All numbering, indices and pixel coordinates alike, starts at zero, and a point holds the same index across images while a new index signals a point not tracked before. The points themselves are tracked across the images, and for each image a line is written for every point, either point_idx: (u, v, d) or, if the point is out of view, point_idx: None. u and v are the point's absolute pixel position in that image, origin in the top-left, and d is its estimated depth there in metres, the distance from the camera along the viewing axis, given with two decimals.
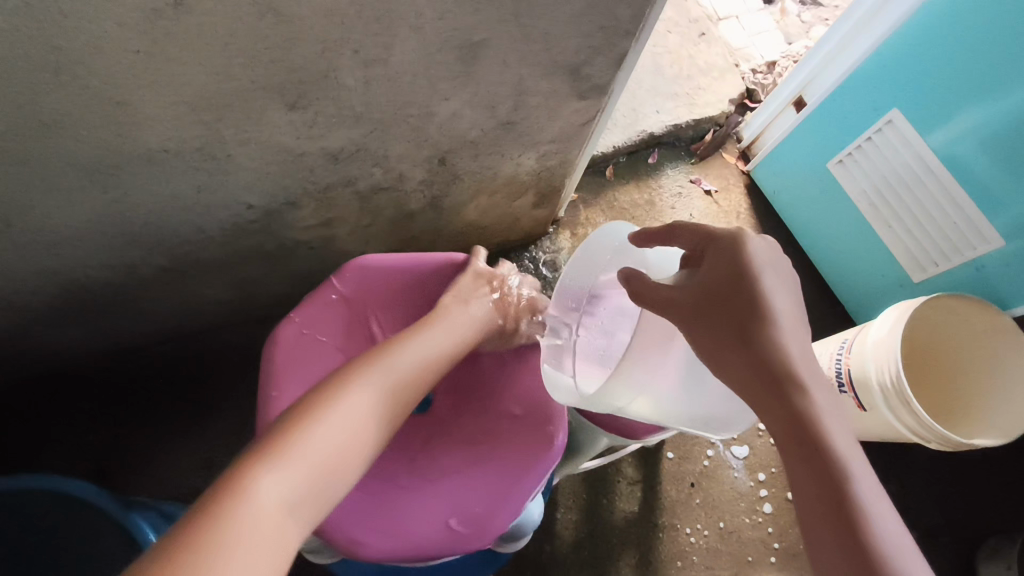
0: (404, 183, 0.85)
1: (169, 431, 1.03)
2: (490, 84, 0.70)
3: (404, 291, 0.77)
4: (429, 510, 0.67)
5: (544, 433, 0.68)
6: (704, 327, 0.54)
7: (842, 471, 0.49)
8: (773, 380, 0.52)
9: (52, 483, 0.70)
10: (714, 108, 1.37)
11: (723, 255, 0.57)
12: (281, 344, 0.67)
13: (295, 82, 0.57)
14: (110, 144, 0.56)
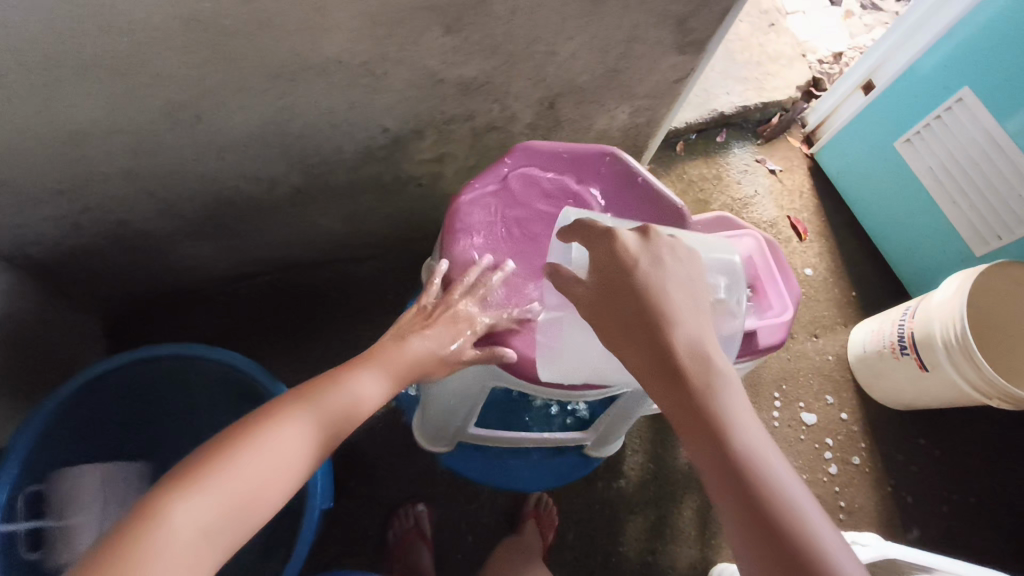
0: (514, 124, 0.94)
1: (276, 347, 1.13)
2: (608, 28, 0.79)
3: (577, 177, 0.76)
4: None
5: None
6: (604, 323, 0.58)
7: (741, 454, 0.51)
8: (671, 376, 0.54)
9: (203, 351, 0.80)
10: (782, 92, 1.44)
11: (603, 250, 0.59)
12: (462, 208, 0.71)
13: (456, 4, 0.67)
14: (300, 50, 0.67)
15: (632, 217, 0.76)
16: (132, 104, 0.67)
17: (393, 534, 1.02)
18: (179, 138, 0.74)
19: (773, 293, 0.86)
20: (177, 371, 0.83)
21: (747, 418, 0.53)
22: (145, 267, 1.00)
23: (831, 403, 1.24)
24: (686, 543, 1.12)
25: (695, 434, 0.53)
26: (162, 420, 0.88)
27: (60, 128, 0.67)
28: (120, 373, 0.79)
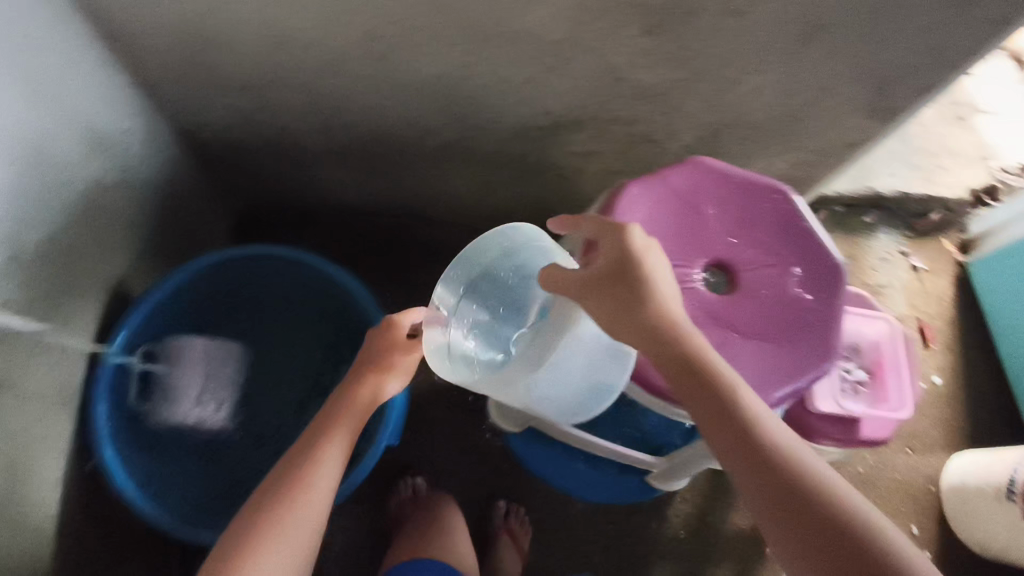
0: (672, 141, 0.93)
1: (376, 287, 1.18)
2: (803, 70, 0.77)
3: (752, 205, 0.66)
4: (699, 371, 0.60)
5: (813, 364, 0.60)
6: (606, 303, 0.56)
7: (769, 443, 0.52)
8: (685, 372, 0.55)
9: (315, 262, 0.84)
10: (951, 190, 1.32)
11: (613, 244, 0.57)
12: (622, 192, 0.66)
13: (664, 8, 0.67)
14: (505, 17, 0.69)
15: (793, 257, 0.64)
16: (340, 28, 0.71)
17: (393, 501, 1.04)
18: (365, 70, 0.78)
19: (892, 384, 0.82)
20: (280, 272, 0.86)
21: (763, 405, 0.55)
22: (287, 178, 1.06)
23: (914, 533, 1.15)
24: None
25: (717, 426, 0.53)
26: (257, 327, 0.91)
27: (271, 32, 0.72)
28: (233, 263, 0.84)
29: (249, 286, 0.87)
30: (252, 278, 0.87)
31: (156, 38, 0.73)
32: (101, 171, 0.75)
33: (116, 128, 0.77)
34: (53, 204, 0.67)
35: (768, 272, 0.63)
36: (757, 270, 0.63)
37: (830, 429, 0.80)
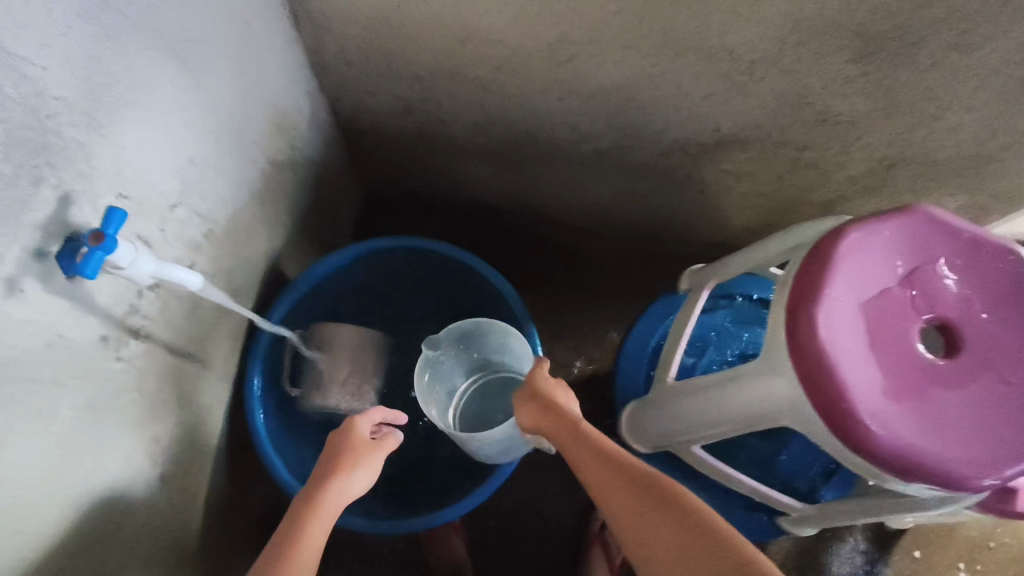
0: (838, 172, 0.88)
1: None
2: (1015, 113, 0.71)
3: (980, 267, 0.53)
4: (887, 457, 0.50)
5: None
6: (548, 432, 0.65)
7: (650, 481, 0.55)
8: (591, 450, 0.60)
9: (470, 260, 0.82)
10: None
11: (541, 382, 0.70)
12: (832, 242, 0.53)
13: (885, 38, 0.63)
14: (707, 32, 0.66)
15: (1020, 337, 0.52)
16: (529, 28, 0.70)
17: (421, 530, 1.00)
18: (543, 70, 0.77)
19: None
20: (430, 263, 0.85)
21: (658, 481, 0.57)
22: (424, 167, 1.07)
23: None
24: None
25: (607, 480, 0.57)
26: (400, 305, 0.91)
27: (463, 26, 0.72)
28: (386, 251, 0.83)
29: (396, 270, 0.87)
30: (400, 265, 0.86)
31: (345, 22, 0.74)
32: (278, 148, 0.76)
33: (293, 108, 0.79)
34: (241, 178, 0.68)
35: (992, 347, 0.51)
36: (1006, 340, 0.52)
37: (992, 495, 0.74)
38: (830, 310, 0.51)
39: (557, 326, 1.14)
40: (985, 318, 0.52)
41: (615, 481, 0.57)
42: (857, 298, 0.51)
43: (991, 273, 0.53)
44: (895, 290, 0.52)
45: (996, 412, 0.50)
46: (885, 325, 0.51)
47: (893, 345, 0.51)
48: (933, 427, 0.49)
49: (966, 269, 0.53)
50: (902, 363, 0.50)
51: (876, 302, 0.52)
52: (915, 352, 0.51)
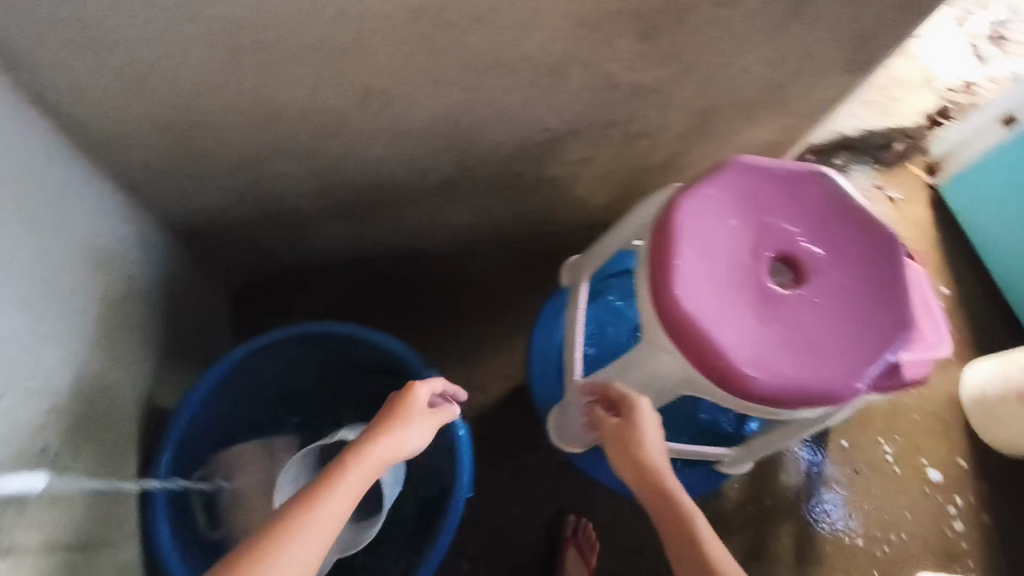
0: (664, 132, 0.93)
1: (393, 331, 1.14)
2: (789, 43, 0.78)
3: (801, 197, 0.61)
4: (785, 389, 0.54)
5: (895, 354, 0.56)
6: (626, 467, 0.63)
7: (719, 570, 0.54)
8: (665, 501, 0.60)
9: (330, 328, 0.79)
10: (904, 119, 1.40)
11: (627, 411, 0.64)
12: (679, 208, 0.57)
13: (659, 11, 0.67)
14: (501, 49, 0.67)
15: (848, 249, 0.60)
16: (331, 90, 0.69)
17: None
18: (360, 124, 0.75)
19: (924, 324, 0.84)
20: (296, 347, 0.82)
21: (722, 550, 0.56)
22: (273, 246, 1.02)
23: (962, 463, 1.21)
24: (780, 568, 1.11)
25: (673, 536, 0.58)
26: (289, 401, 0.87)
27: (264, 105, 0.69)
28: (243, 361, 0.78)
29: (265, 372, 0.82)
30: (265, 365, 0.81)
31: (136, 135, 0.69)
32: (111, 285, 0.71)
33: (109, 240, 0.72)
34: (76, 333, 0.63)
35: (831, 265, 0.58)
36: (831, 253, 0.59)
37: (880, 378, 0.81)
38: (687, 278, 0.54)
39: (466, 352, 1.14)
40: (809, 240, 0.59)
41: (671, 539, 0.58)
42: (707, 259, 0.55)
43: (802, 200, 0.60)
44: (734, 241, 0.56)
45: (852, 320, 0.56)
46: (737, 275, 0.55)
47: (748, 290, 0.55)
48: (803, 352, 0.54)
49: (787, 203, 0.60)
50: (761, 305, 0.55)
51: (723, 256, 0.55)
52: (767, 291, 0.55)
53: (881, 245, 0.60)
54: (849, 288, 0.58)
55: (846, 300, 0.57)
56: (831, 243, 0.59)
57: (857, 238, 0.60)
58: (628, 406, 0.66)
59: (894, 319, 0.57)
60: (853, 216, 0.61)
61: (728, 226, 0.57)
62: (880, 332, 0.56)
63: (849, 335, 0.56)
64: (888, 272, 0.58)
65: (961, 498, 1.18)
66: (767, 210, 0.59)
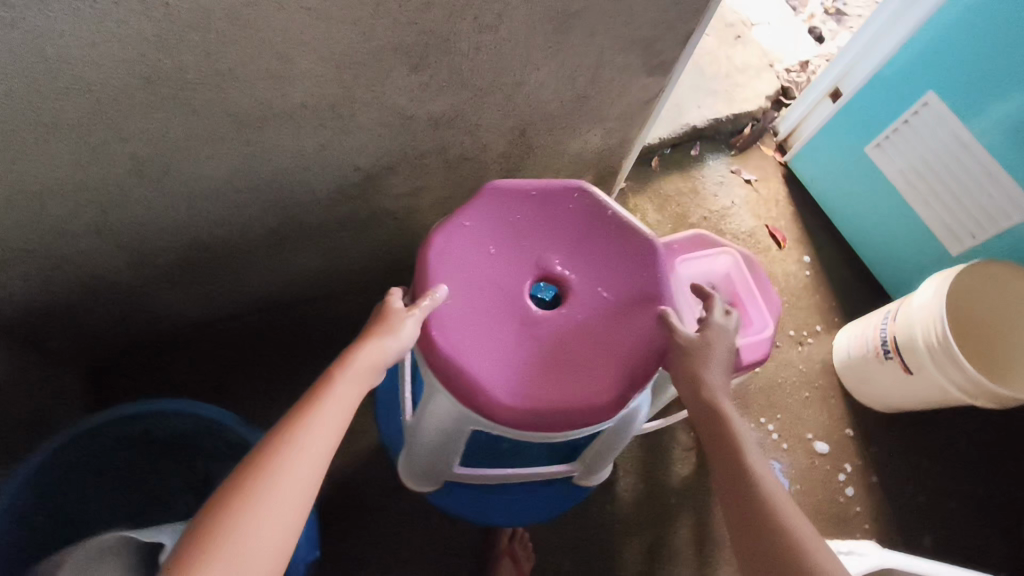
0: (486, 153, 0.93)
1: (244, 403, 1.08)
2: (575, 55, 0.79)
3: (553, 216, 0.76)
4: (537, 380, 0.67)
5: (634, 340, 0.69)
6: (687, 379, 0.67)
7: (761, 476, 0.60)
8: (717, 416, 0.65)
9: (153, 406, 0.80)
10: (752, 103, 1.45)
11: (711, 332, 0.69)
12: (441, 241, 0.71)
13: (421, 43, 0.66)
14: (264, 98, 0.65)
15: (594, 256, 0.74)
16: (93, 161, 0.65)
17: None
18: (142, 191, 0.72)
19: (752, 309, 0.88)
20: (119, 433, 0.80)
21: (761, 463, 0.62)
22: (106, 326, 0.96)
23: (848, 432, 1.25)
24: (683, 564, 1.12)
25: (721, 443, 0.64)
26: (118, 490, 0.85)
27: (20, 187, 0.65)
28: (56, 457, 0.76)
29: (84, 465, 0.79)
30: (84, 458, 0.79)
31: None
32: None
33: None
34: None
35: (577, 271, 0.73)
36: (577, 275, 0.73)
37: None
38: (444, 310, 0.68)
39: None
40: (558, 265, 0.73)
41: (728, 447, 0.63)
42: (462, 291, 0.70)
43: (552, 228, 0.75)
44: (486, 275, 0.71)
45: (592, 315, 0.71)
46: (489, 306, 0.70)
47: (497, 319, 0.69)
48: (544, 370, 0.67)
49: (540, 225, 0.75)
50: (510, 321, 0.69)
51: (476, 288, 0.70)
52: (514, 317, 0.69)
53: (623, 246, 0.74)
54: (592, 306, 0.71)
55: (587, 316, 0.71)
56: (576, 253, 0.74)
57: (607, 253, 0.74)
58: (439, 434, 0.71)
59: (633, 327, 0.70)
60: (604, 237, 0.75)
61: (482, 259, 0.72)
62: (616, 323, 0.70)
63: (591, 328, 0.70)
64: (631, 284, 0.72)
65: (851, 466, 1.22)
66: (519, 243, 0.74)
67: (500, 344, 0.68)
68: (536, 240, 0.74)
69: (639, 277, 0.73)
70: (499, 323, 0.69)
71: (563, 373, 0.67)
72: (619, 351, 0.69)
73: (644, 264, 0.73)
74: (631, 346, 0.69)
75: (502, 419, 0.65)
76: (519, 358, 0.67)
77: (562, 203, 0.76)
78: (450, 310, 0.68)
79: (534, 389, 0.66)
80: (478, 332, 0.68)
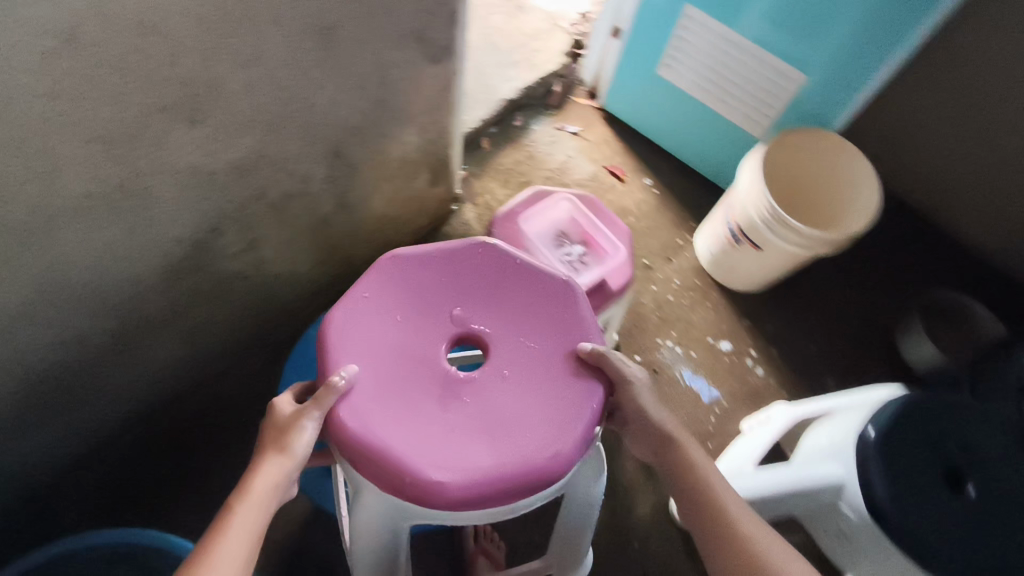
0: (310, 184, 0.92)
1: (167, 503, 1.09)
2: (354, 64, 0.80)
3: (461, 269, 0.74)
4: (474, 455, 0.62)
5: (570, 382, 0.68)
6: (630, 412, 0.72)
7: (714, 496, 0.67)
8: (666, 444, 0.71)
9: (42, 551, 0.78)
10: (552, 63, 1.53)
11: (613, 371, 0.69)
12: (344, 320, 0.68)
13: (187, 96, 0.65)
14: (38, 200, 0.62)
15: (510, 303, 0.72)
16: None
17: None
18: None
19: (601, 238, 0.94)
20: None
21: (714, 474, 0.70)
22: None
23: (739, 321, 1.35)
24: (640, 494, 1.17)
25: (674, 469, 0.70)
26: None
27: None
28: None
29: None
30: None
31: None
32: None
33: None
34: None
35: (496, 320, 0.71)
36: (496, 328, 0.71)
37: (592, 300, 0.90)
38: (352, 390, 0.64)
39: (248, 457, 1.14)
40: (474, 322, 0.71)
41: (682, 475, 0.69)
42: (369, 365, 0.66)
43: (461, 280, 0.73)
44: (394, 344, 0.68)
45: (521, 364, 0.68)
46: (404, 381, 0.66)
47: (417, 395, 0.65)
48: (472, 437, 0.63)
49: (450, 281, 0.72)
50: (435, 394, 0.65)
51: (384, 364, 0.66)
52: (434, 385, 0.66)
53: (542, 287, 0.73)
54: (517, 355, 0.69)
55: (511, 368, 0.68)
56: (492, 304, 0.72)
57: (525, 298, 0.73)
58: (376, 531, 0.69)
59: (561, 368, 0.68)
60: (520, 281, 0.73)
61: (389, 332, 0.69)
62: (548, 367, 0.68)
63: (522, 380, 0.68)
64: (556, 328, 0.71)
65: (753, 349, 1.32)
66: (428, 301, 0.71)
67: (426, 424, 0.64)
68: (451, 299, 0.72)
69: (562, 318, 0.72)
70: (421, 400, 0.65)
71: (501, 438, 0.63)
72: (551, 398, 0.66)
73: (563, 302, 0.73)
74: (570, 389, 0.67)
75: (435, 508, 0.59)
76: (450, 433, 0.63)
77: (471, 255, 0.75)
78: (363, 394, 0.64)
79: (473, 464, 0.61)
80: (400, 415, 0.63)
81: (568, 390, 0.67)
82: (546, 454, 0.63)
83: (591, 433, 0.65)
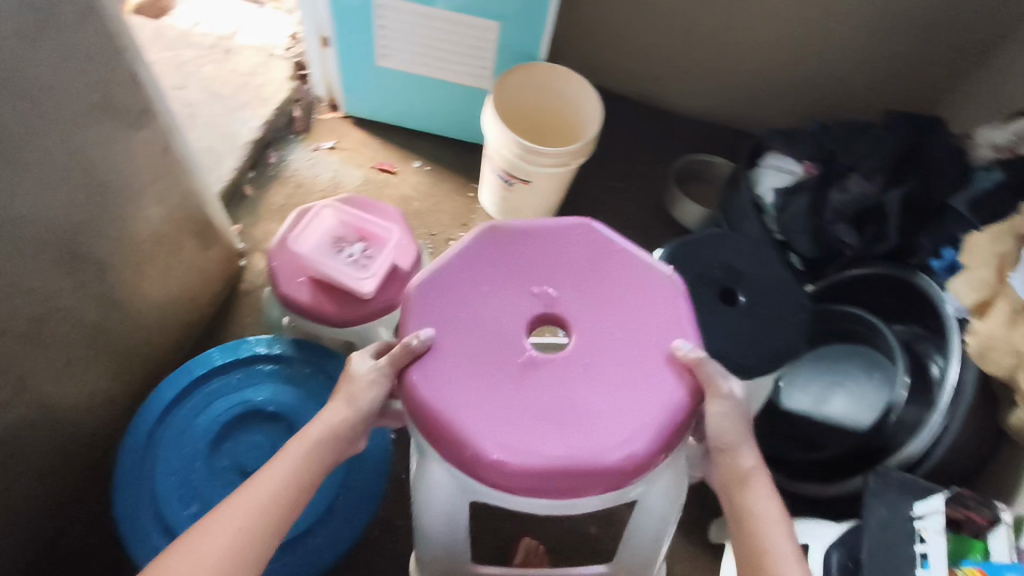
0: (57, 298, 0.86)
1: None
2: (40, 159, 0.75)
3: (556, 256, 0.78)
4: (547, 446, 0.65)
5: (659, 379, 0.70)
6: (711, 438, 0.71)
7: (763, 540, 0.65)
8: (738, 483, 0.69)
9: None
10: (282, 91, 1.53)
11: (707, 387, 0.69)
12: (443, 285, 0.74)
13: None
14: None
15: (595, 299, 0.75)
16: None
17: None
18: None
19: (373, 227, 0.98)
20: None
21: (776, 520, 0.66)
22: None
23: None
24: None
25: (737, 509, 0.68)
26: None
27: None
28: None
29: None
30: None
31: None
32: None
33: None
34: None
35: (580, 308, 0.75)
36: (580, 311, 0.74)
37: (394, 286, 0.94)
38: (428, 356, 0.69)
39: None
40: (561, 308, 0.74)
41: (746, 515, 0.67)
42: (450, 337, 0.71)
43: (556, 265, 0.77)
44: (481, 320, 0.72)
45: (604, 351, 0.72)
46: (485, 358, 0.70)
47: (494, 376, 0.69)
48: (545, 428, 0.66)
49: (544, 264, 0.77)
50: (512, 381, 0.69)
51: (467, 339, 0.71)
52: (508, 371, 0.70)
53: (638, 278, 0.77)
54: (604, 343, 0.72)
55: (594, 358, 0.71)
56: (576, 292, 0.76)
57: (616, 291, 0.76)
58: (441, 511, 0.73)
59: (654, 365, 0.71)
60: (615, 279, 0.77)
61: (478, 303, 0.73)
62: (630, 352, 0.72)
63: (611, 371, 0.71)
64: (644, 326, 0.74)
65: None
66: (505, 275, 0.76)
67: (499, 408, 0.67)
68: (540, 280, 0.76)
69: (646, 302, 0.75)
70: (500, 387, 0.69)
71: (583, 429, 0.67)
72: (637, 395, 0.69)
73: (660, 302, 0.75)
74: (658, 385, 0.70)
75: (491, 480, 0.64)
76: (521, 416, 0.67)
77: (572, 241, 0.79)
78: (440, 368, 0.69)
79: (547, 455, 0.65)
80: (477, 396, 0.67)
81: (655, 386, 0.70)
82: (624, 453, 0.65)
83: (672, 434, 0.68)
